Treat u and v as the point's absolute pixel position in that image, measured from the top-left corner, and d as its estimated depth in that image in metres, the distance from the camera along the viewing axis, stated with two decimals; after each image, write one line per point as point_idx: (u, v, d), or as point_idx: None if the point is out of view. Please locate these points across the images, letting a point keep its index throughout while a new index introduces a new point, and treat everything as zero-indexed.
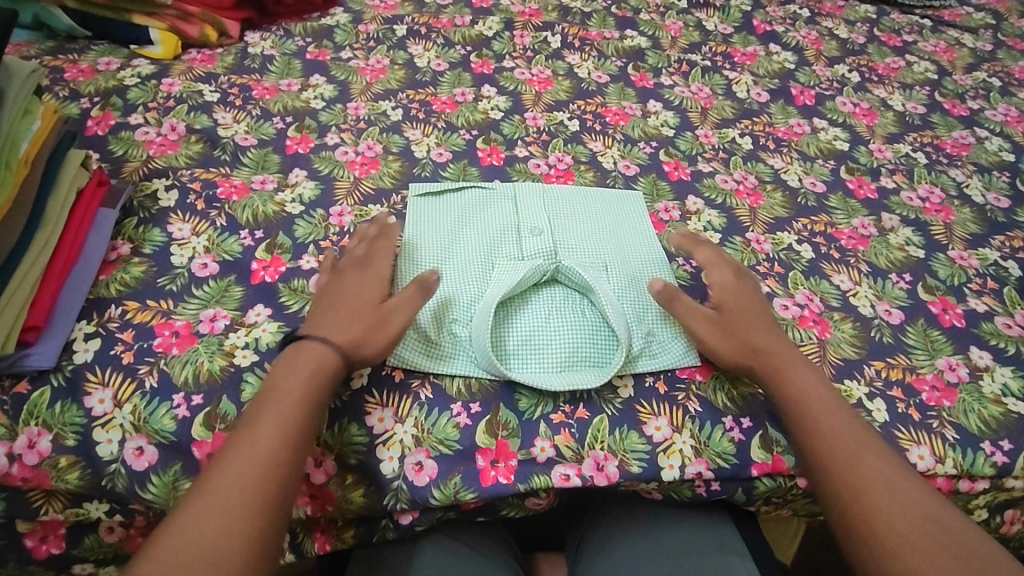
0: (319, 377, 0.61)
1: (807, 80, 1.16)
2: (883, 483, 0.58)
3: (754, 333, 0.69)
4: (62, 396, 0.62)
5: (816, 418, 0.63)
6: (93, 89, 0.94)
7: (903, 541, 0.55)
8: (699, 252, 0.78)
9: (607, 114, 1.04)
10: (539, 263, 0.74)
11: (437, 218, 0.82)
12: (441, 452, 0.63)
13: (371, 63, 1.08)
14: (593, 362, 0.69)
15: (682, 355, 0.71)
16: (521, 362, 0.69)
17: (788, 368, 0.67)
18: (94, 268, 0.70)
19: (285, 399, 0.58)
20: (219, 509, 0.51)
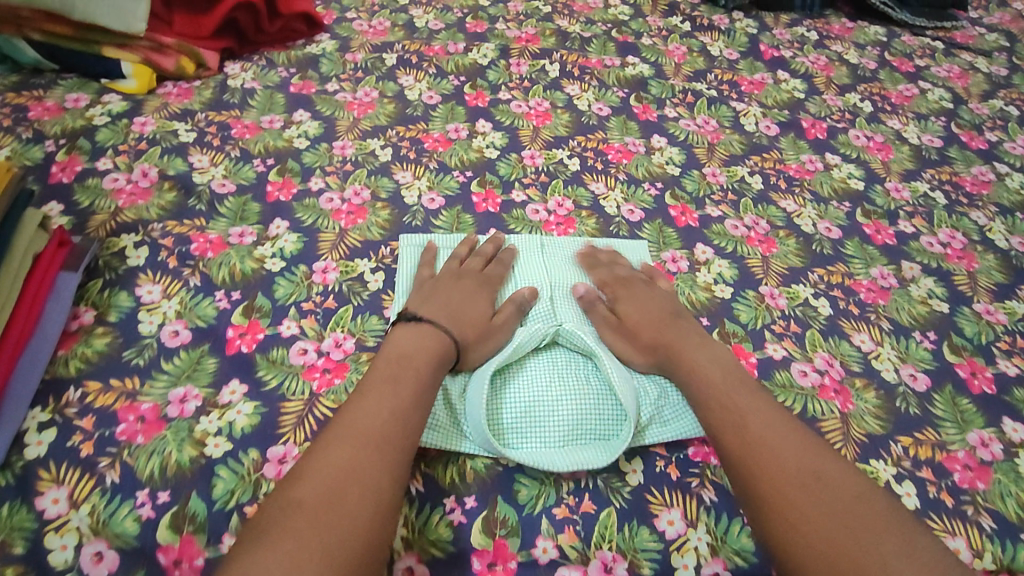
0: (440, 364, 0.63)
1: (818, 110, 1.11)
2: (785, 453, 0.58)
3: (659, 334, 0.69)
4: (10, 496, 0.56)
5: (715, 395, 0.63)
6: (59, 129, 0.88)
7: (802, 510, 0.54)
8: (596, 269, 0.78)
9: (609, 151, 0.98)
10: (538, 326, 0.69)
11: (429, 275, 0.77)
12: (433, 555, 0.57)
13: (358, 96, 1.02)
14: (599, 437, 0.64)
15: (694, 427, 0.65)
16: (519, 438, 0.63)
17: (684, 355, 0.67)
18: (52, 342, 0.64)
19: (410, 369, 0.61)
20: (364, 459, 0.53)
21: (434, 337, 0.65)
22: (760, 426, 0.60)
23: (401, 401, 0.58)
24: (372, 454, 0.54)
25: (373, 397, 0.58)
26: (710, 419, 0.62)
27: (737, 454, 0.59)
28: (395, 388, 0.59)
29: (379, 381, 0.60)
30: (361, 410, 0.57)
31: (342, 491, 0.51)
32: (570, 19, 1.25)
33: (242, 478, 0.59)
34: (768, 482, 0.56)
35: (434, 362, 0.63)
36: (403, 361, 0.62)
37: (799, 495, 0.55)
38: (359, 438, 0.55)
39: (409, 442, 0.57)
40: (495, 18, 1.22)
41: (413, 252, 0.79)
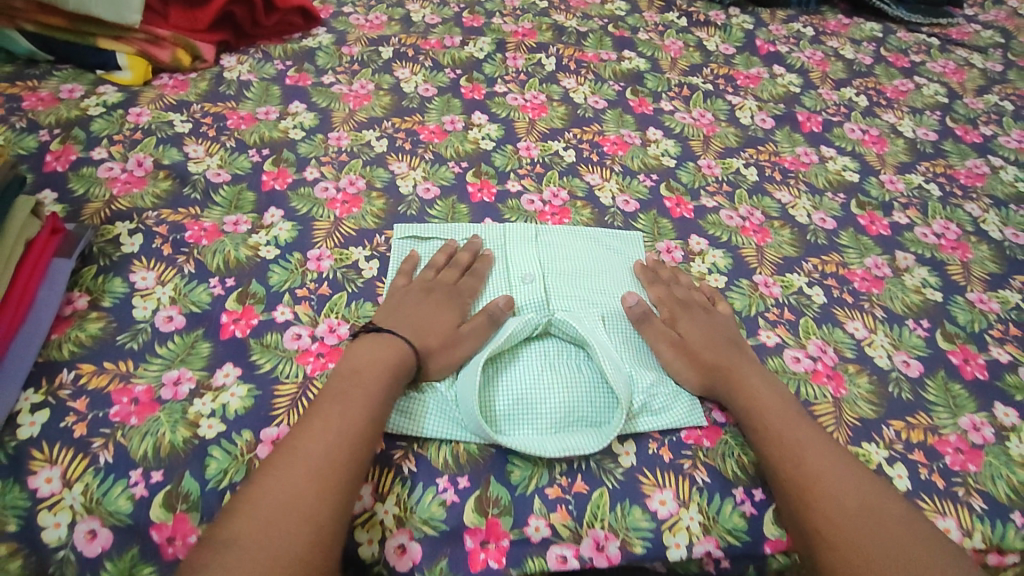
0: (397, 375, 0.62)
1: (813, 104, 1.11)
2: (840, 483, 0.57)
3: (714, 357, 0.68)
4: (3, 475, 0.56)
5: (767, 418, 0.62)
6: (53, 120, 0.88)
7: (860, 541, 0.54)
8: (653, 286, 0.76)
9: (605, 143, 0.99)
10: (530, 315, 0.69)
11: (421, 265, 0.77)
12: (426, 533, 0.57)
13: (355, 89, 1.02)
14: (590, 424, 0.64)
15: (685, 415, 0.66)
16: (512, 426, 0.63)
17: (742, 379, 0.66)
18: (45, 326, 0.64)
19: (363, 384, 0.60)
20: (306, 484, 0.52)
21: (391, 348, 0.64)
22: (813, 453, 0.59)
23: (347, 419, 0.57)
24: (316, 478, 0.53)
25: (321, 416, 0.57)
26: (762, 443, 0.61)
27: (790, 480, 0.58)
28: (344, 406, 0.58)
29: (331, 399, 0.59)
30: (309, 431, 0.56)
31: (273, 519, 0.50)
32: (567, 14, 1.26)
33: (235, 458, 0.59)
34: (823, 510, 0.56)
35: (388, 374, 0.61)
36: (356, 376, 0.61)
37: (856, 524, 0.55)
38: (300, 462, 0.54)
39: (356, 465, 0.55)
40: (491, 13, 1.23)
41: (406, 242, 0.80)
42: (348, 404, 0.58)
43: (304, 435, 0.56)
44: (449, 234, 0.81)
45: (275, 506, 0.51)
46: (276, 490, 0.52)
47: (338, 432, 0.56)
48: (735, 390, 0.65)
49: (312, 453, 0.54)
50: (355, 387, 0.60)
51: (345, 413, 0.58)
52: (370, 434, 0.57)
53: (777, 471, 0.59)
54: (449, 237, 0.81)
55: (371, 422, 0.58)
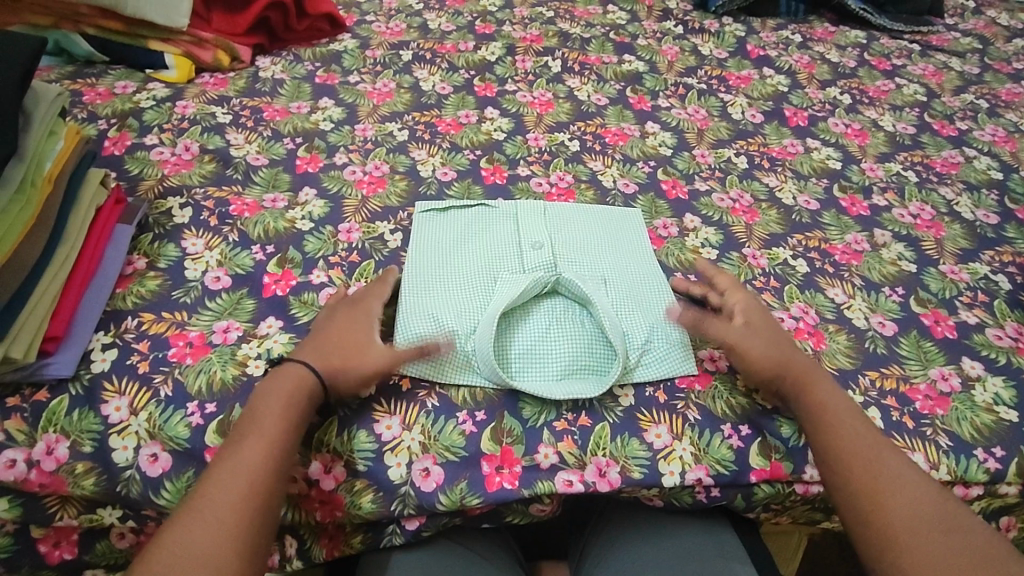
0: (298, 400, 0.62)
1: (800, 102, 1.20)
2: (895, 477, 0.61)
3: (779, 346, 0.71)
4: (79, 404, 0.64)
5: (826, 415, 0.66)
6: (110, 111, 0.98)
7: (909, 530, 0.57)
8: (721, 277, 0.81)
9: (607, 135, 1.07)
10: (540, 275, 0.75)
11: (441, 234, 0.85)
12: (447, 458, 0.65)
13: (378, 87, 1.12)
14: (592, 372, 0.71)
15: (678, 365, 0.73)
16: (523, 372, 0.70)
17: (809, 379, 0.69)
18: (111, 282, 0.73)
19: (267, 425, 0.60)
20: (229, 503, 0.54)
21: (297, 385, 0.63)
22: (866, 446, 0.63)
23: (254, 462, 0.57)
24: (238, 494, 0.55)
25: (233, 455, 0.58)
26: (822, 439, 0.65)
27: (847, 473, 0.62)
28: (255, 441, 0.59)
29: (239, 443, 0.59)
30: (218, 476, 0.56)
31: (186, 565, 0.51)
32: (571, 22, 1.36)
33: None
34: (876, 501, 0.60)
35: (293, 413, 0.62)
36: (262, 416, 0.60)
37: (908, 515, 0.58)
38: (210, 509, 0.54)
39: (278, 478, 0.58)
40: (502, 22, 1.33)
41: (426, 214, 0.88)
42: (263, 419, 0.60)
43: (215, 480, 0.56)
44: (465, 207, 0.89)
45: (187, 554, 0.51)
46: (188, 537, 0.52)
47: (248, 474, 0.56)
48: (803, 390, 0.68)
49: (223, 499, 0.55)
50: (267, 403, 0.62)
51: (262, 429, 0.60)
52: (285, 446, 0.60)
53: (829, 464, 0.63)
54: (465, 209, 0.89)
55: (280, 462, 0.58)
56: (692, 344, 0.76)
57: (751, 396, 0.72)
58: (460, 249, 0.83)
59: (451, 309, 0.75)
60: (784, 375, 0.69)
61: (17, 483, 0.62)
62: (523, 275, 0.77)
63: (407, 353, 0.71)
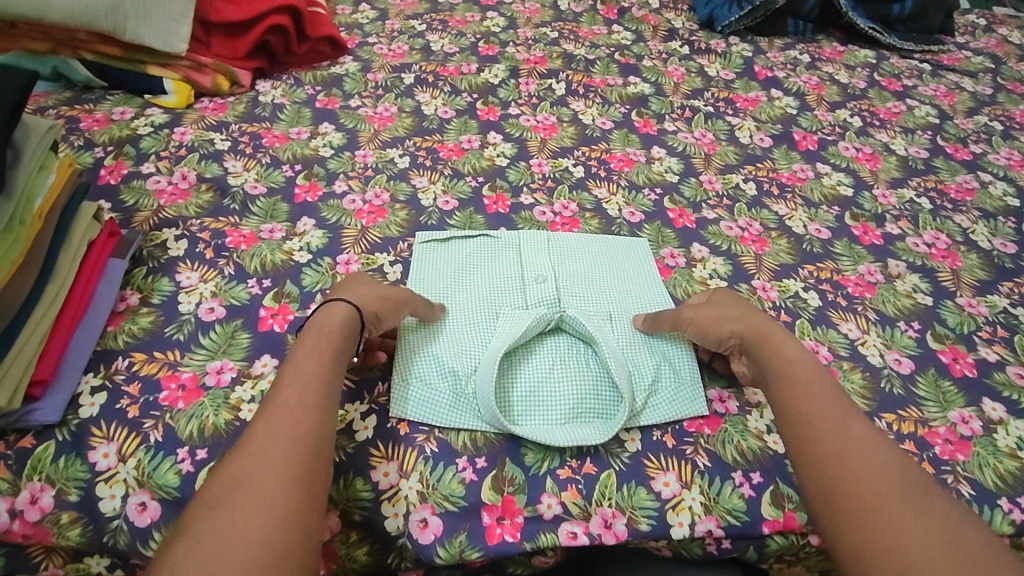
0: (338, 338, 0.62)
1: (809, 125, 1.18)
2: (873, 463, 0.56)
3: (736, 310, 0.72)
4: (66, 451, 0.62)
5: (808, 408, 0.61)
6: (107, 138, 0.97)
7: (891, 519, 0.52)
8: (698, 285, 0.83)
9: (612, 160, 1.05)
10: (543, 312, 0.73)
11: (441, 266, 0.83)
12: (446, 508, 0.62)
13: (379, 111, 1.10)
14: (598, 415, 0.68)
15: (687, 407, 0.70)
16: (526, 416, 0.68)
17: (774, 347, 0.67)
18: (102, 320, 0.71)
19: (296, 405, 0.55)
20: (274, 457, 0.51)
21: (325, 361, 0.60)
22: (849, 438, 0.58)
23: (293, 427, 0.54)
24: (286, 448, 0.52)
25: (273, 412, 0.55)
26: (797, 432, 0.61)
27: (820, 462, 0.57)
28: (295, 395, 0.56)
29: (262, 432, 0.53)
30: (249, 458, 0.51)
31: (224, 562, 0.44)
32: (576, 43, 1.34)
33: None
34: (854, 493, 0.54)
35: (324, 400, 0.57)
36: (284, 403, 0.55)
37: (889, 502, 0.53)
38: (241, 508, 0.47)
39: (321, 433, 0.55)
40: (505, 43, 1.32)
41: (426, 245, 0.86)
42: (298, 376, 0.58)
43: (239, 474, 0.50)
44: (466, 238, 0.87)
45: (220, 556, 0.45)
46: (217, 538, 0.45)
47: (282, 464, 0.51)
48: (764, 353, 0.67)
49: (259, 491, 0.49)
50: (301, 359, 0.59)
51: (301, 385, 0.57)
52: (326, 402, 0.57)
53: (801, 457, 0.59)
54: (466, 241, 0.86)
55: (314, 449, 0.53)
56: (700, 382, 0.73)
57: (763, 439, 0.69)
58: (462, 283, 0.80)
59: (452, 348, 0.72)
60: (742, 335, 0.69)
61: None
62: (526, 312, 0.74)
63: (403, 395, 0.68)
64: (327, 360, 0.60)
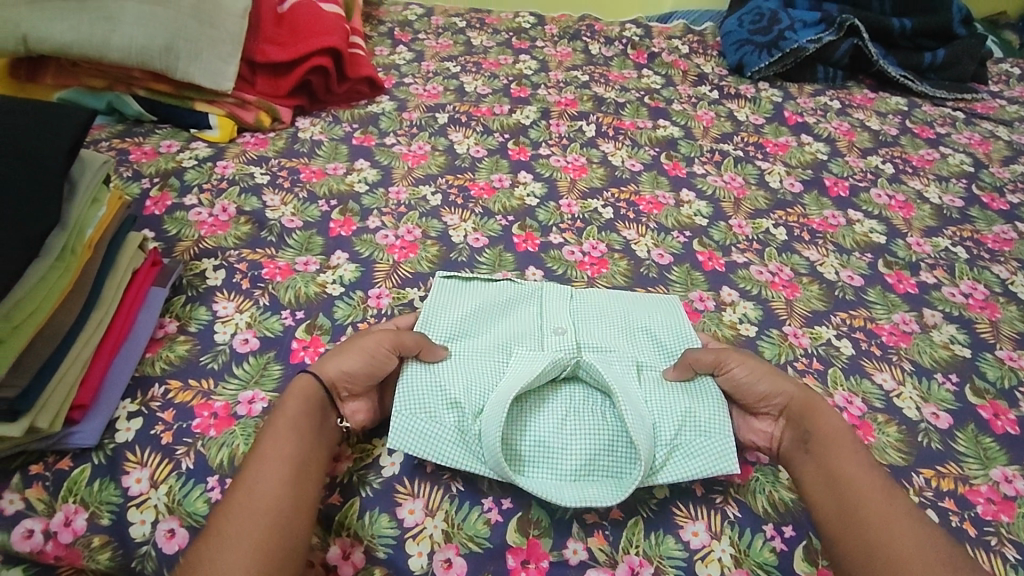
0: (305, 402, 0.63)
1: (840, 171, 1.18)
2: (909, 524, 0.57)
3: (777, 372, 0.70)
4: (101, 474, 0.63)
5: (841, 469, 0.61)
6: (154, 170, 1.01)
7: None
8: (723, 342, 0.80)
9: (641, 202, 1.06)
10: (560, 356, 0.69)
11: (454, 305, 0.77)
12: (470, 549, 0.61)
13: (413, 149, 1.13)
14: (610, 473, 0.65)
15: (716, 461, 0.65)
16: (534, 468, 0.64)
17: (816, 413, 0.66)
18: (141, 346, 0.73)
19: (291, 443, 0.59)
20: (272, 491, 0.56)
21: (314, 410, 0.63)
22: (884, 501, 0.59)
23: (288, 464, 0.58)
24: (283, 483, 0.57)
25: (271, 448, 0.59)
26: (832, 493, 0.60)
27: (858, 524, 0.57)
28: (287, 435, 0.60)
29: (238, 495, 0.55)
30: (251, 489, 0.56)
31: None
32: (606, 86, 1.37)
33: None
34: (895, 557, 0.55)
35: (304, 457, 0.60)
36: (264, 463, 0.57)
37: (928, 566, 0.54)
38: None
39: (311, 472, 0.59)
40: (537, 85, 1.35)
41: (447, 280, 0.81)
42: (291, 418, 0.61)
43: (216, 542, 0.52)
44: (491, 283, 0.81)
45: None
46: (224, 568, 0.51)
47: (260, 527, 0.54)
48: (811, 416, 0.66)
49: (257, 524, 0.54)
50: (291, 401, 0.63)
51: (293, 425, 0.61)
52: (314, 442, 0.61)
53: (834, 513, 0.59)
54: (490, 284, 0.81)
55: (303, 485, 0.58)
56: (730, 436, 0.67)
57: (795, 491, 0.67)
58: (478, 325, 0.75)
59: (461, 381, 0.67)
60: (788, 396, 0.68)
61: (33, 555, 0.60)
62: (541, 353, 0.70)
63: (402, 426, 0.64)
64: (314, 406, 0.63)
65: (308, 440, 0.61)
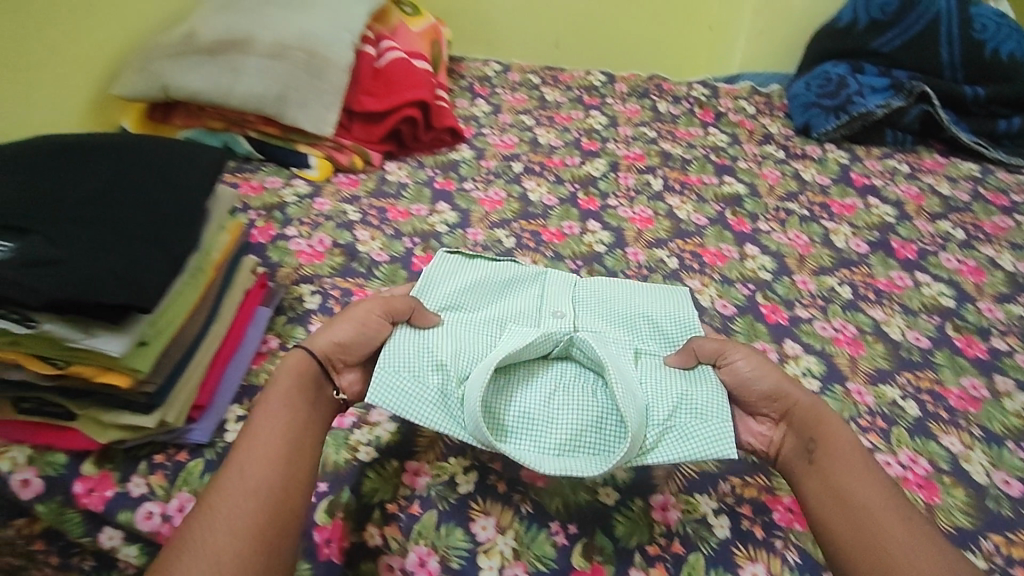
0: (301, 369, 0.66)
1: (908, 234, 1.18)
2: (917, 548, 0.57)
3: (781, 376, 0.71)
4: (211, 468, 0.70)
5: (846, 488, 0.62)
6: (260, 204, 1.13)
7: None
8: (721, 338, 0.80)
9: (705, 254, 1.10)
10: (552, 331, 0.71)
11: (454, 278, 0.80)
12: (538, 568, 0.64)
13: (490, 195, 1.22)
14: (595, 450, 0.65)
15: (712, 447, 0.65)
16: (517, 437, 0.66)
17: (821, 425, 0.67)
18: (248, 358, 0.81)
19: (284, 417, 0.63)
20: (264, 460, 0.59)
21: (306, 381, 0.66)
22: (892, 523, 0.59)
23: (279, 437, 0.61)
24: (274, 454, 0.60)
25: (264, 420, 0.62)
26: (838, 512, 0.61)
27: (867, 545, 0.58)
28: (281, 409, 0.63)
29: (231, 470, 0.58)
30: (244, 459, 0.59)
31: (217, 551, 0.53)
32: (673, 143, 1.44)
33: (385, 479, 0.70)
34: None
35: (296, 430, 0.62)
36: (256, 439, 0.60)
37: None
38: (210, 553, 0.53)
39: (304, 448, 0.62)
40: (606, 139, 1.43)
41: (452, 256, 0.84)
42: (284, 392, 0.64)
43: (210, 514, 0.55)
44: (493, 263, 0.84)
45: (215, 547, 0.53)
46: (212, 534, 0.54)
47: (254, 499, 0.56)
48: (814, 424, 0.67)
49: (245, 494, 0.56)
50: (285, 374, 0.66)
51: (286, 400, 0.64)
52: (307, 418, 0.64)
53: (840, 530, 0.60)
54: (491, 264, 0.84)
55: (294, 458, 0.60)
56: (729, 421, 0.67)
57: None
58: (472, 298, 0.77)
59: (449, 347, 0.69)
60: (789, 399, 0.69)
61: (151, 536, 0.68)
62: (535, 329, 0.72)
63: (385, 382, 0.65)
64: (306, 378, 0.66)
65: (301, 415, 0.64)
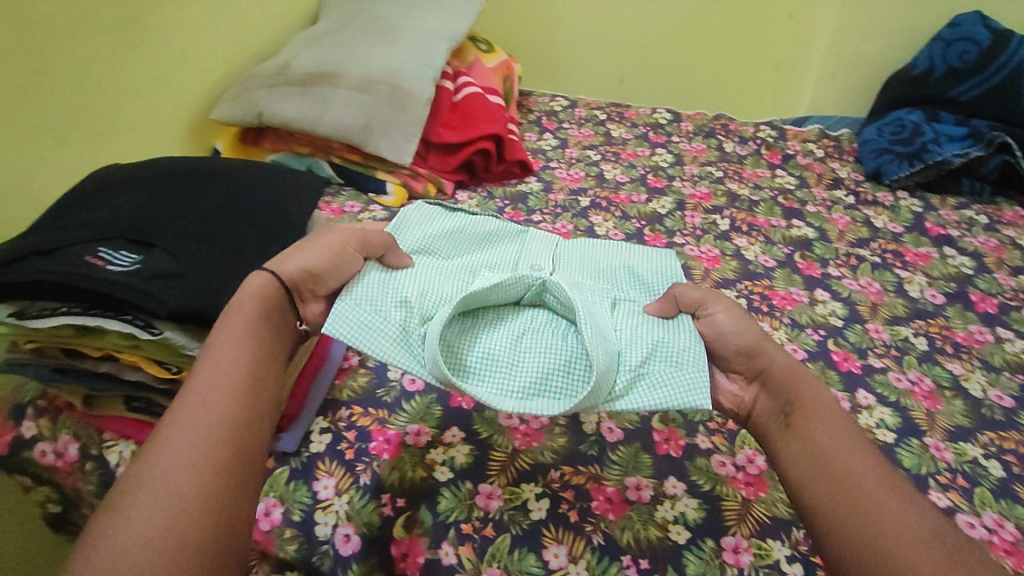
0: (266, 293, 0.65)
1: (987, 287, 1.15)
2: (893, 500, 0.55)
3: (759, 334, 0.69)
4: (296, 476, 0.74)
5: (822, 445, 0.59)
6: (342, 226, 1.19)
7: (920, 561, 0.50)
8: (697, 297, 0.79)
9: (774, 296, 1.10)
10: (525, 274, 0.70)
11: (430, 224, 0.82)
12: None
13: (558, 227, 1.25)
14: (560, 394, 0.63)
15: (683, 395, 0.62)
16: (478, 377, 0.64)
17: (798, 384, 0.65)
18: (334, 370, 0.85)
19: (243, 338, 0.62)
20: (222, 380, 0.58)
21: (269, 305, 0.65)
22: (868, 477, 0.56)
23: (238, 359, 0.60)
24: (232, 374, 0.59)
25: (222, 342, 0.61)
26: (815, 470, 0.58)
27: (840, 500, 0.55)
28: (240, 331, 0.62)
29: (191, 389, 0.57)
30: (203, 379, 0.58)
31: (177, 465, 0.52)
32: (740, 183, 1.45)
33: (460, 500, 0.72)
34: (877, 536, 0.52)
35: (258, 354, 0.62)
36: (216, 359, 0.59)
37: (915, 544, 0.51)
38: (167, 465, 0.52)
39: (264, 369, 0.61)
40: (672, 177, 1.45)
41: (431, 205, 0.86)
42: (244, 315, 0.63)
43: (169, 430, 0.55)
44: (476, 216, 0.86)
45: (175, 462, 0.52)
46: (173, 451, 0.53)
47: (214, 416, 0.55)
48: (791, 383, 0.65)
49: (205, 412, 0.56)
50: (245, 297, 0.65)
51: (245, 322, 0.63)
52: (267, 341, 0.63)
53: (816, 488, 0.57)
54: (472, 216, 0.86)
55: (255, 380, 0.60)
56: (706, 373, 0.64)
57: None
58: (446, 244, 0.79)
59: (417, 285, 0.68)
60: (763, 356, 0.67)
61: None
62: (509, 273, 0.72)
63: (345, 312, 0.63)
64: (270, 303, 0.65)
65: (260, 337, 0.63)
